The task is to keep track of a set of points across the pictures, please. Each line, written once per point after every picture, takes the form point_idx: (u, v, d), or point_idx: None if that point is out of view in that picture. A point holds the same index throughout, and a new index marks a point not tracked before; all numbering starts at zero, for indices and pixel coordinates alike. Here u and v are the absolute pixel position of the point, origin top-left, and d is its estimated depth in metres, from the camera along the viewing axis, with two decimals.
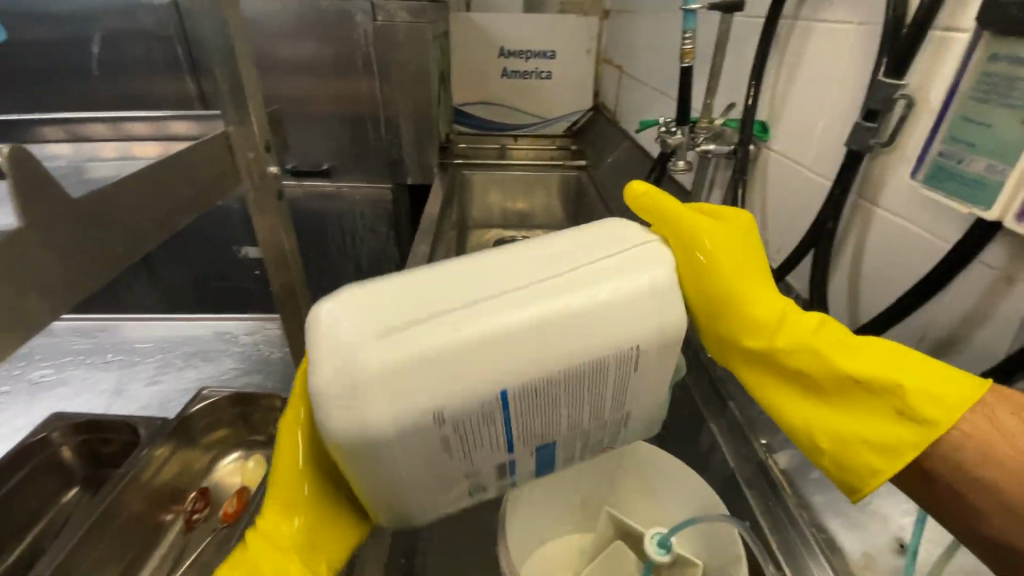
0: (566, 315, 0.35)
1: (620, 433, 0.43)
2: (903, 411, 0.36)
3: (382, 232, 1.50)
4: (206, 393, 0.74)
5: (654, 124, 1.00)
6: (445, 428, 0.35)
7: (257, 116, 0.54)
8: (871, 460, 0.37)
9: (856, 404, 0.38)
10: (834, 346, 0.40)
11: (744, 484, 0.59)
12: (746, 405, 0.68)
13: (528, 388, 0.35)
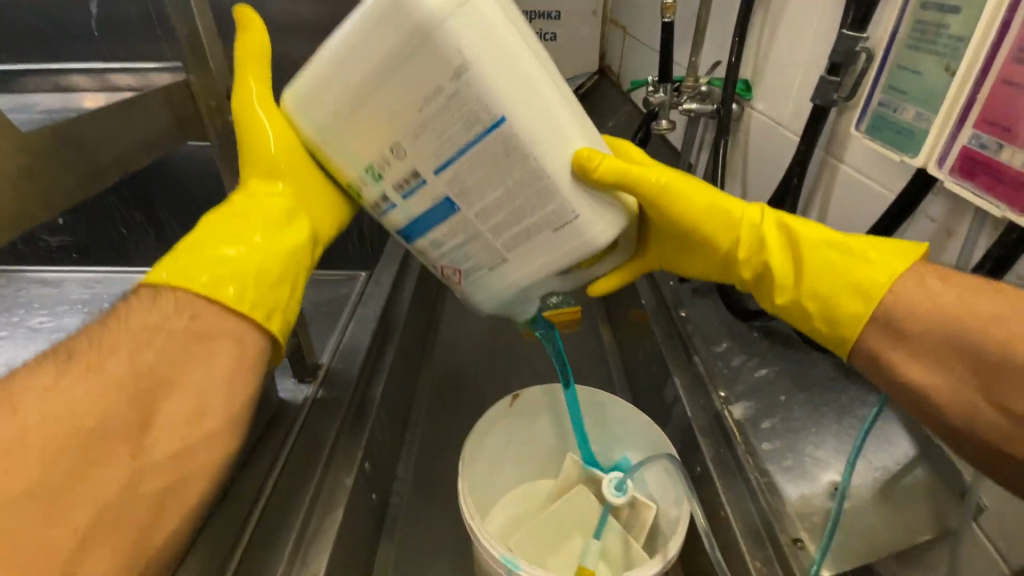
0: (524, 108, 0.39)
1: (489, 274, 0.46)
2: (855, 280, 0.42)
3: None
4: None
5: (643, 84, 0.99)
6: (376, 110, 0.39)
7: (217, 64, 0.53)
8: (818, 309, 0.44)
9: (823, 278, 0.44)
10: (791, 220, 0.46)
11: (698, 433, 0.62)
12: (709, 360, 0.69)
13: (446, 132, 0.39)
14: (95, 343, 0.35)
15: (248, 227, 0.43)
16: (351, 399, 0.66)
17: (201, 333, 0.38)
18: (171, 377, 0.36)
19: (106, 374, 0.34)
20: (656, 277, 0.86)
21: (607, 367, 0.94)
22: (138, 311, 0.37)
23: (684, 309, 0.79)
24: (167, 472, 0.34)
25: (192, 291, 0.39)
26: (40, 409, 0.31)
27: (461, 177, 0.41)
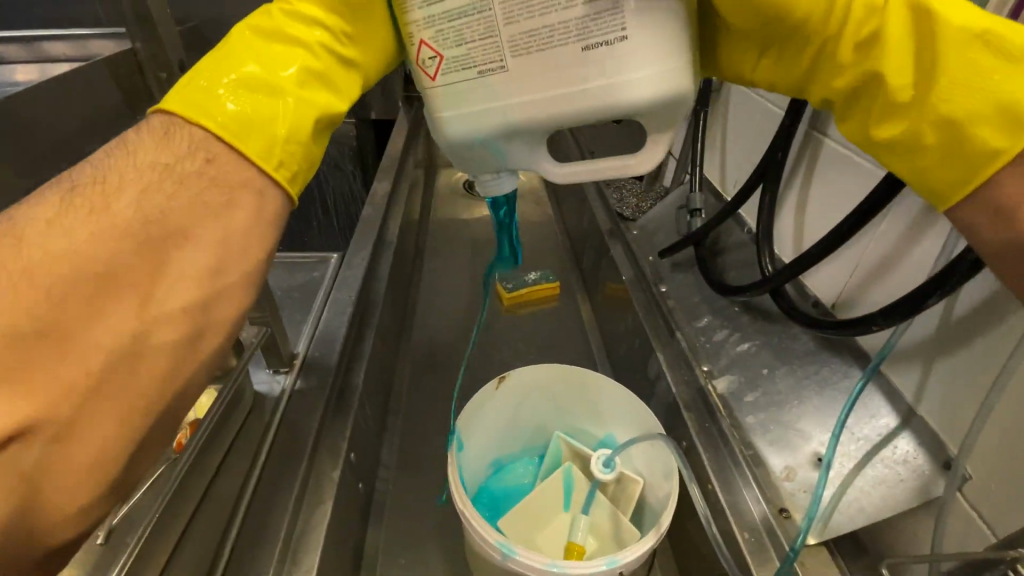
0: None
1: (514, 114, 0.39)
2: (1003, 100, 0.33)
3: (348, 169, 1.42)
4: None
5: None
6: None
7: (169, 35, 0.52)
8: (931, 139, 0.36)
9: (960, 93, 0.34)
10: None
11: (683, 407, 0.62)
12: (692, 335, 0.70)
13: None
14: (101, 174, 0.31)
15: (245, 55, 0.37)
16: (332, 387, 0.63)
17: (219, 180, 0.34)
18: (184, 222, 0.32)
19: (114, 211, 0.30)
20: (636, 252, 0.86)
21: (587, 344, 0.94)
22: (154, 144, 0.34)
23: (665, 285, 0.79)
24: (180, 323, 0.31)
25: (197, 122, 0.34)
26: (48, 244, 0.28)
27: None
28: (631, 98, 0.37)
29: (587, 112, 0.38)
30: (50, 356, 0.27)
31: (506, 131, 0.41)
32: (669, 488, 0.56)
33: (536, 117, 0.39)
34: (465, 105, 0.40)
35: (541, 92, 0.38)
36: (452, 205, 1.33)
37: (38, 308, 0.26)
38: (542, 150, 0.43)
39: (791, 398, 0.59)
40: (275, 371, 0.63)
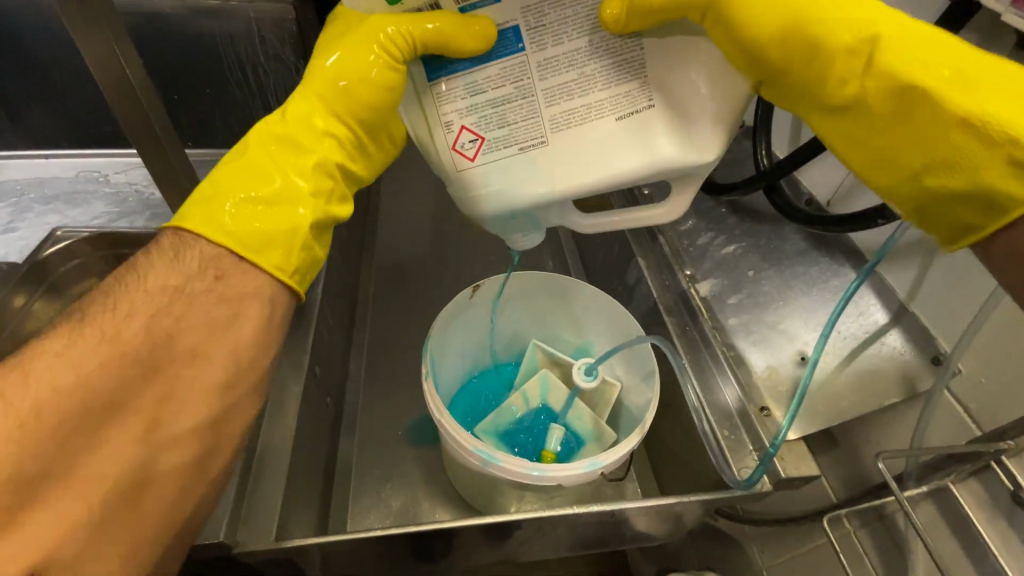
0: (597, 133, 0.38)
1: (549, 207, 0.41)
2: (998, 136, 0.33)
3: None
4: (57, 233, 0.53)
5: None
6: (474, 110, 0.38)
7: None
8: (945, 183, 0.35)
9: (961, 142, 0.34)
10: (919, 35, 0.35)
11: (664, 313, 0.60)
12: (675, 238, 0.65)
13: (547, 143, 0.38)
14: (112, 302, 0.33)
15: (268, 169, 0.39)
16: None
17: (226, 295, 0.36)
18: (191, 342, 0.35)
19: (124, 336, 0.32)
20: None
21: (561, 249, 0.89)
22: (160, 263, 0.35)
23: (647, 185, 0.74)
24: (191, 443, 0.34)
25: (208, 237, 0.36)
26: (69, 372, 0.30)
27: (547, 38, 0.37)
28: (665, 161, 0.38)
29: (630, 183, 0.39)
30: (107, 445, 0.31)
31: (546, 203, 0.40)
32: (651, 393, 0.55)
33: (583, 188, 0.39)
34: (498, 179, 0.39)
35: (578, 162, 0.38)
36: None
37: (46, 444, 0.29)
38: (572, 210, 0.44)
39: (777, 298, 0.57)
40: None
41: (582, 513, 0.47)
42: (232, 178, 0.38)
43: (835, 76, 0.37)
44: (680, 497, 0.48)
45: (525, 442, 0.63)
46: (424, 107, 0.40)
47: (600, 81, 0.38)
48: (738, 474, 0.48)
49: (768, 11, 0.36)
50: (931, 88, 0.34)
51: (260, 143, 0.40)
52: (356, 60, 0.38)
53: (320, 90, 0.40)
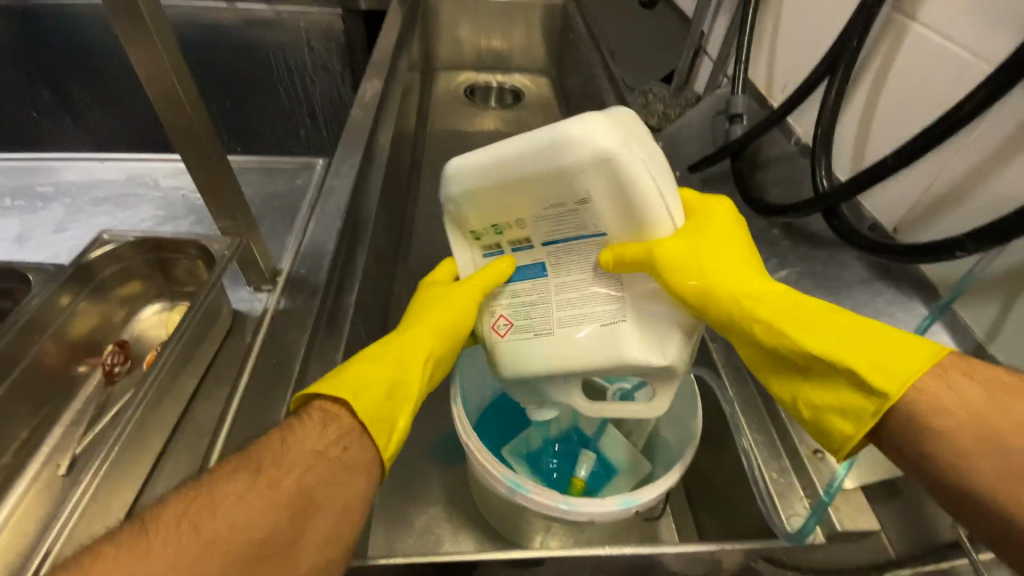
0: (553, 195, 0.41)
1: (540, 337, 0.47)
2: (879, 366, 0.36)
3: (335, 69, 1.52)
4: (103, 236, 0.52)
5: None
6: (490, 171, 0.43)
7: None
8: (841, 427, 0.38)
9: (825, 352, 0.38)
10: (810, 306, 0.40)
11: (709, 338, 0.57)
12: None
13: (523, 192, 0.42)
14: (182, 510, 0.32)
15: (373, 380, 0.43)
16: (320, 309, 0.58)
17: (304, 450, 0.37)
18: (269, 500, 0.34)
19: (212, 536, 0.31)
20: None
21: None
22: (294, 430, 0.38)
23: None
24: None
25: (346, 406, 0.41)
26: (233, 515, 0.32)
27: (574, 150, 0.38)
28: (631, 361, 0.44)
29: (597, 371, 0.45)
30: (259, 568, 0.32)
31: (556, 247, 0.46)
32: (694, 427, 0.52)
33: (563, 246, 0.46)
34: (462, 184, 0.45)
35: (561, 232, 0.45)
36: (456, 116, 1.42)
37: None
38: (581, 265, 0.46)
39: None
40: (256, 290, 0.58)
41: (616, 556, 0.45)
42: (358, 362, 0.44)
43: (675, 280, 0.41)
44: (721, 545, 0.45)
45: (559, 467, 0.60)
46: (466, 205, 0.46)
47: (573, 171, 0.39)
48: (786, 524, 0.44)
49: (685, 264, 0.42)
50: (773, 330, 0.40)
51: (370, 361, 0.45)
52: (491, 284, 0.49)
53: (456, 306, 0.49)
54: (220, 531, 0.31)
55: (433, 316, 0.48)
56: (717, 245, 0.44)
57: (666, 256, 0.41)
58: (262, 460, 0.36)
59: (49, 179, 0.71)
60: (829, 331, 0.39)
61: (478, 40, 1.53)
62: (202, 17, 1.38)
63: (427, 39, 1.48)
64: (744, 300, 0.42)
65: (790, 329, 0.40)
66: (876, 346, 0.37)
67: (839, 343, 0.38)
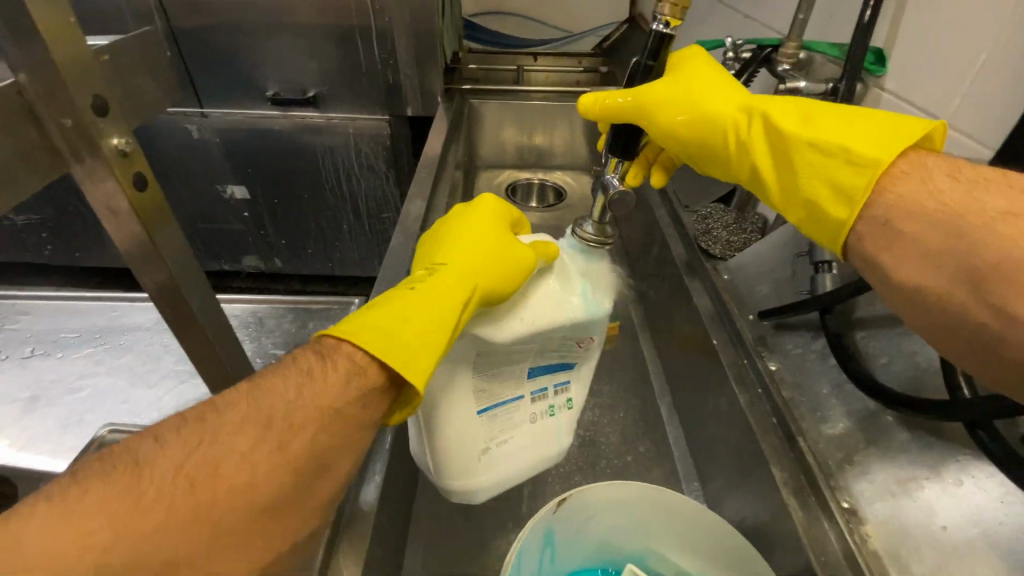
0: (492, 381, 0.50)
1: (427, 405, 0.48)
2: (851, 159, 0.42)
3: (380, 169, 1.51)
4: (104, 438, 0.54)
5: (716, 44, 0.78)
6: (461, 409, 0.48)
7: (112, 69, 0.33)
8: (839, 215, 0.43)
9: (815, 163, 0.44)
10: (785, 104, 0.48)
11: (819, 568, 0.46)
12: (822, 447, 0.53)
13: (469, 401, 0.48)
14: (205, 461, 0.31)
15: (410, 307, 0.42)
16: (338, 511, 0.48)
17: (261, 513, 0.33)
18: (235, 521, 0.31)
19: (214, 511, 0.31)
20: (727, 304, 0.71)
21: (655, 410, 0.81)
22: (315, 376, 0.37)
23: (772, 359, 0.63)
24: None
25: (361, 346, 0.39)
26: (235, 477, 0.32)
27: (533, 410, 0.54)
28: (438, 465, 0.48)
29: (426, 423, 0.48)
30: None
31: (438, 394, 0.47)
32: None
33: (448, 413, 0.47)
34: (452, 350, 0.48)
35: (469, 407, 0.48)
36: None
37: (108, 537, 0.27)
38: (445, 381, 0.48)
39: None
40: None
41: None
42: (385, 306, 0.43)
43: (728, 148, 0.52)
44: None
45: None
46: (456, 359, 0.48)
47: (501, 399, 0.51)
48: None
49: (681, 101, 0.53)
50: (777, 121, 0.47)
51: (385, 306, 0.43)
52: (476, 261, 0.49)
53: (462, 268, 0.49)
54: (221, 495, 0.31)
55: (475, 249, 0.51)
56: (721, 91, 0.53)
57: (674, 128, 0.53)
58: (273, 415, 0.35)
59: (75, 325, 0.72)
60: (819, 108, 0.47)
61: (522, 139, 1.51)
62: (256, 124, 1.42)
63: (472, 139, 1.49)
64: (759, 137, 0.49)
65: (777, 103, 0.48)
66: (872, 134, 0.43)
67: (838, 118, 0.45)
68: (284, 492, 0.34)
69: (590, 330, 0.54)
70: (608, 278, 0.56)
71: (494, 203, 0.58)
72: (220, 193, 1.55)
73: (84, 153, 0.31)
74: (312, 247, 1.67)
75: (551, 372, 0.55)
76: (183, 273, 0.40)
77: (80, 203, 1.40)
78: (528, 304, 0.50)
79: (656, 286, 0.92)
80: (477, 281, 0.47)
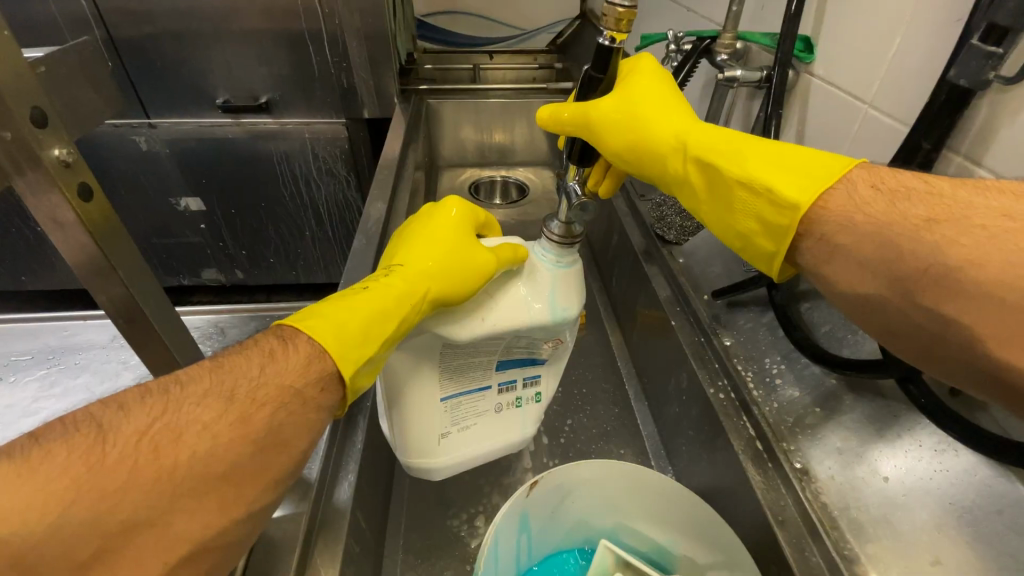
0: (456, 376, 0.53)
1: (393, 393, 0.51)
2: (774, 200, 0.44)
3: (341, 174, 1.50)
4: None
5: (658, 38, 0.81)
6: (423, 398, 0.51)
7: (47, 79, 0.32)
8: (771, 249, 0.46)
9: (746, 199, 0.46)
10: (721, 135, 0.50)
11: (774, 522, 0.49)
12: (777, 415, 0.56)
13: (433, 392, 0.52)
14: (167, 427, 0.32)
15: (361, 310, 0.43)
16: (313, 511, 0.48)
17: (222, 478, 0.34)
18: (191, 484, 0.32)
19: (172, 472, 0.32)
20: (683, 286, 0.73)
21: (622, 395, 0.84)
22: (276, 358, 0.39)
23: (726, 335, 0.66)
24: None
25: (312, 339, 0.40)
26: (197, 444, 0.33)
27: (499, 400, 0.57)
28: (402, 444, 0.53)
29: (391, 407, 0.52)
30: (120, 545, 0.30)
31: (402, 384, 0.51)
32: None
33: (411, 401, 0.51)
34: (414, 346, 0.51)
35: (432, 396, 0.52)
36: None
37: (65, 493, 0.28)
38: (410, 373, 0.51)
39: (915, 526, 0.45)
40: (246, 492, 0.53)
41: None
42: (338, 303, 0.44)
43: (669, 172, 0.54)
44: None
45: None
46: (421, 358, 0.51)
47: (467, 389, 0.54)
48: None
49: (619, 122, 0.54)
50: (711, 154, 0.49)
51: (337, 306, 0.44)
52: (431, 266, 0.50)
53: (419, 273, 0.49)
54: (182, 462, 0.32)
55: (433, 251, 0.52)
56: (662, 113, 0.54)
57: (611, 149, 0.55)
58: (236, 389, 0.36)
59: (26, 348, 0.70)
60: (753, 142, 0.48)
61: (482, 137, 1.52)
62: (208, 133, 1.38)
63: (432, 140, 1.50)
64: (694, 166, 0.51)
65: (715, 136, 0.50)
66: (802, 172, 0.44)
67: (768, 155, 0.46)
68: (241, 461, 0.35)
69: (558, 332, 0.55)
70: (580, 279, 0.56)
71: (460, 204, 0.58)
72: (174, 206, 1.51)
73: (26, 167, 0.31)
74: (274, 256, 1.65)
75: (520, 366, 0.57)
76: (141, 291, 0.40)
77: (22, 224, 1.33)
78: (494, 306, 0.52)
79: (617, 276, 0.95)
80: (428, 286, 0.49)
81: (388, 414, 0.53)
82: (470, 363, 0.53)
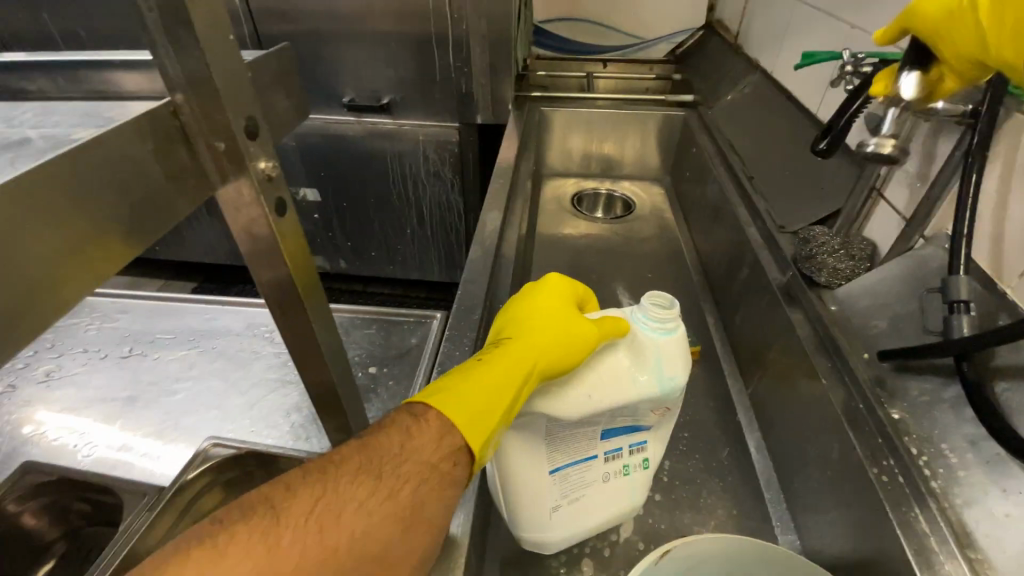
0: (562, 446, 0.49)
1: (501, 461, 0.49)
2: None
3: (447, 176, 1.51)
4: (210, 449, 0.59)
5: (827, 55, 0.72)
6: (533, 469, 0.48)
7: (259, 88, 0.33)
8: None
9: None
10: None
11: None
12: (964, 518, 0.47)
13: (541, 463, 0.48)
14: (329, 505, 0.34)
15: (472, 389, 0.42)
16: None
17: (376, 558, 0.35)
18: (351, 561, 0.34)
19: (337, 549, 0.33)
20: (835, 340, 0.64)
21: (740, 448, 0.75)
22: (409, 439, 0.39)
23: (894, 407, 0.57)
24: None
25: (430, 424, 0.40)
26: (354, 525, 0.34)
27: (606, 469, 0.52)
28: (510, 513, 0.51)
29: (500, 477, 0.50)
30: None
31: (509, 456, 0.48)
32: None
33: (519, 474, 0.48)
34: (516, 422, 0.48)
35: (540, 470, 0.48)
36: (561, 221, 1.34)
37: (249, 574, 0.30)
38: (514, 447, 0.48)
39: None
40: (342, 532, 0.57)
41: None
42: (454, 381, 0.43)
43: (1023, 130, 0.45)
44: None
45: None
46: (524, 429, 0.48)
47: (577, 460, 0.50)
48: None
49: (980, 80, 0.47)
50: None
51: (450, 385, 0.43)
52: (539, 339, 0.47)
53: (527, 347, 0.47)
54: (344, 541, 0.34)
55: (542, 325, 0.49)
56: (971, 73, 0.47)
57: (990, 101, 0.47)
58: (383, 467, 0.37)
59: (173, 327, 0.76)
60: None
61: (591, 148, 1.46)
62: (331, 130, 1.46)
63: (540, 148, 1.47)
64: None
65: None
66: None
67: None
68: (391, 540, 0.36)
69: (666, 403, 0.49)
70: (686, 344, 0.49)
71: (560, 282, 0.55)
72: (293, 196, 1.61)
73: (229, 176, 0.31)
74: (375, 250, 1.70)
75: (627, 431, 0.52)
76: (313, 305, 0.41)
77: None
78: (596, 374, 0.47)
79: (743, 313, 0.86)
80: (539, 358, 0.46)
81: (496, 481, 0.51)
82: (576, 432, 0.49)
